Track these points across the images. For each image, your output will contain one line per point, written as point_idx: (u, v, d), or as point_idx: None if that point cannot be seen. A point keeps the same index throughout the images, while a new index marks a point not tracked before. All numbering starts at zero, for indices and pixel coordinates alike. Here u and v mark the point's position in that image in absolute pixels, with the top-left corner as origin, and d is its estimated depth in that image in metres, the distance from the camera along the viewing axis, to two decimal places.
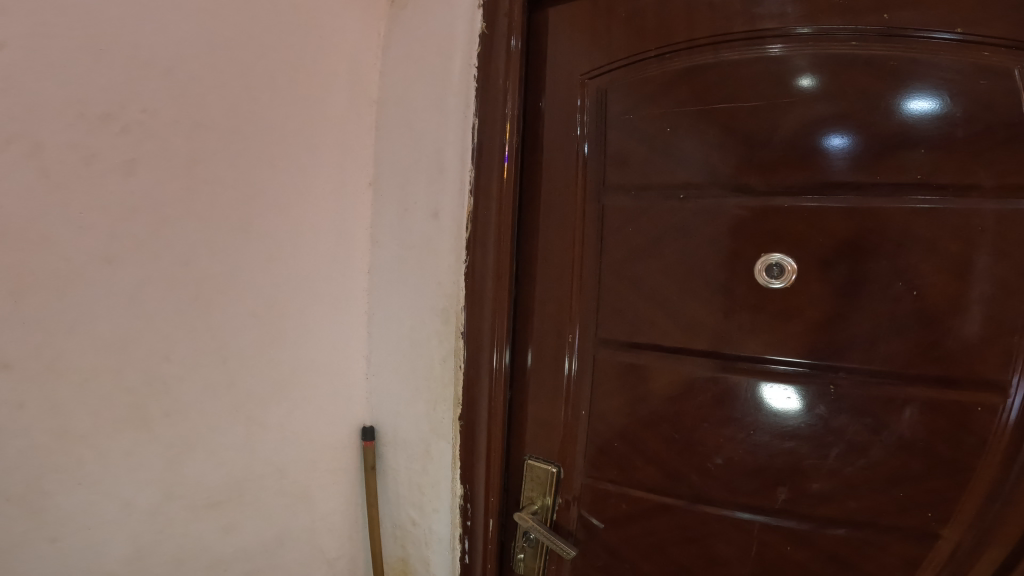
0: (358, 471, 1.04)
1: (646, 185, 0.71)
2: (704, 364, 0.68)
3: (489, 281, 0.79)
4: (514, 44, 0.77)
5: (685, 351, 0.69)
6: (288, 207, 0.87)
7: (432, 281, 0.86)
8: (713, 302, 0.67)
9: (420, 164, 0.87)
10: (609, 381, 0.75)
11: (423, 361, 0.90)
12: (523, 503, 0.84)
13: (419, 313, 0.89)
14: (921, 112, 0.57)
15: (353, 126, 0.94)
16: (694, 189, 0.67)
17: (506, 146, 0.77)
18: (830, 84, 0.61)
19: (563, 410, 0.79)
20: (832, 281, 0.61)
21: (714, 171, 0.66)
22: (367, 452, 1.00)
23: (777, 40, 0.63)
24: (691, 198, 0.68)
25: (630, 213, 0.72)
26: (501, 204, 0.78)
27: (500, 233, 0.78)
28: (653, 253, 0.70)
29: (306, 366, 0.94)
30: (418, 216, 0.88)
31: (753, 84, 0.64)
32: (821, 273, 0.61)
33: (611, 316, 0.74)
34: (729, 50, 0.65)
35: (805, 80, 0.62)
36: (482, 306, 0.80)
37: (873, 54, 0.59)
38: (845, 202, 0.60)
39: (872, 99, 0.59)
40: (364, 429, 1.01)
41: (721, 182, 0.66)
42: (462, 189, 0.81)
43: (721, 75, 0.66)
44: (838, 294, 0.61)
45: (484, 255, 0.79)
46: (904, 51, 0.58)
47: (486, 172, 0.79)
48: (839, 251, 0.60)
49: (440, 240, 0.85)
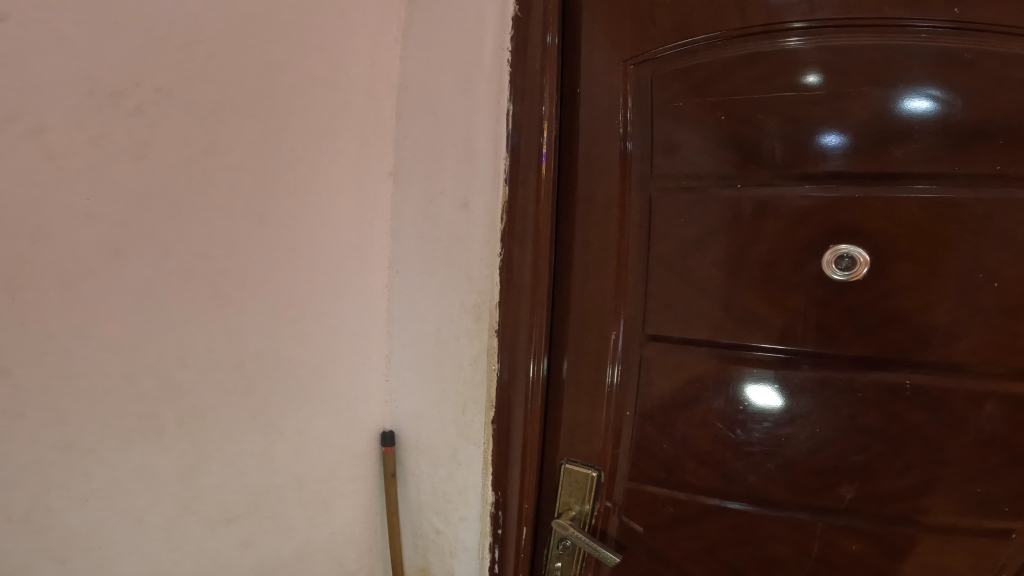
0: (378, 479, 1.00)
1: (701, 175, 0.68)
2: (767, 363, 0.66)
3: (526, 276, 0.75)
4: (551, 40, 0.74)
5: (743, 348, 0.67)
6: (307, 202, 0.83)
7: (462, 276, 0.82)
8: (774, 297, 0.65)
9: (448, 153, 0.83)
10: (659, 381, 0.72)
11: (450, 361, 0.86)
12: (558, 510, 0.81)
13: (447, 310, 0.85)
14: (918, 111, 0.58)
15: (372, 115, 0.89)
16: (753, 179, 0.65)
17: (544, 136, 0.74)
18: (831, 82, 0.61)
19: (604, 412, 0.76)
20: (909, 274, 0.60)
21: (776, 160, 0.64)
22: (387, 459, 0.96)
23: (795, 32, 0.62)
24: (748, 188, 0.65)
25: (681, 206, 0.69)
26: (540, 196, 0.74)
27: (538, 227, 0.75)
28: (706, 246, 0.68)
29: (326, 368, 0.90)
30: (445, 209, 0.84)
31: (772, 78, 0.64)
32: (896, 265, 0.60)
33: (659, 310, 0.71)
34: (748, 42, 0.65)
35: (811, 77, 0.62)
36: (518, 303, 0.76)
37: (905, 46, 0.59)
38: (925, 192, 0.59)
39: (887, 93, 0.59)
40: (384, 434, 0.97)
41: (722, 176, 0.67)
42: (497, 178, 0.76)
43: (743, 67, 0.65)
44: (915, 288, 0.59)
45: (522, 250, 0.75)
46: (926, 45, 0.58)
47: (523, 163, 0.75)
48: (916, 242, 0.59)
49: (471, 233, 0.80)
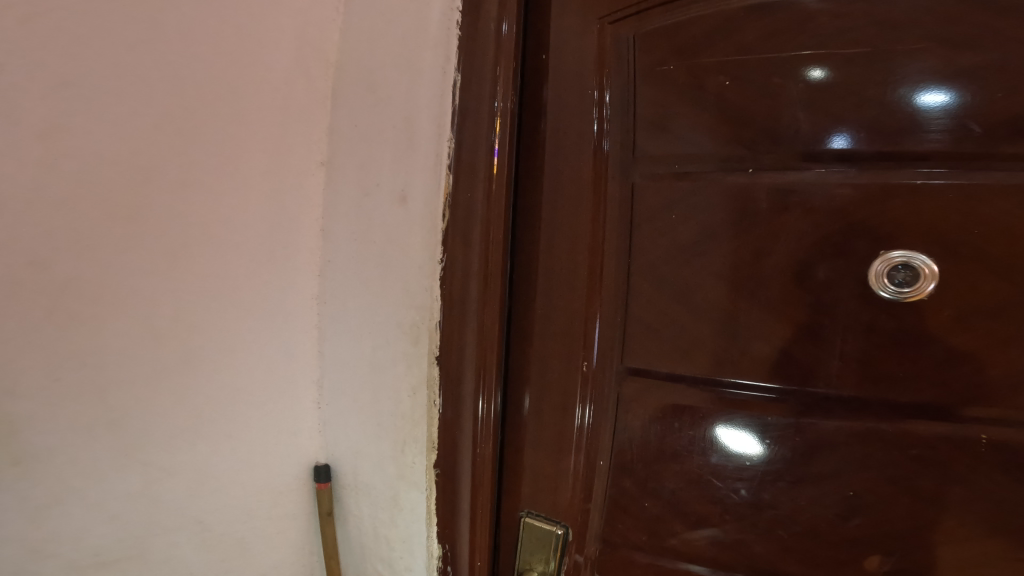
0: (313, 517, 0.84)
1: (697, 165, 0.53)
2: (784, 409, 0.51)
3: (471, 291, 0.59)
4: (505, 31, 0.58)
5: (750, 389, 0.52)
6: (201, 197, 0.66)
7: (397, 287, 0.65)
8: (793, 323, 0.50)
9: (386, 137, 0.67)
10: (638, 424, 0.57)
11: (387, 391, 0.70)
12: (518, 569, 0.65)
13: (378, 329, 0.68)
14: (929, 108, 0.45)
15: (297, 92, 0.72)
16: (769, 164, 0.50)
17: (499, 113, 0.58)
18: (864, 39, 0.46)
19: (569, 458, 0.61)
20: (995, 291, 0.44)
21: (795, 145, 0.49)
22: (320, 496, 0.80)
23: None
24: (763, 172, 0.50)
25: (676, 199, 0.54)
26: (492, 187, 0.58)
27: (488, 230, 0.58)
28: (704, 255, 0.53)
29: (233, 397, 0.74)
30: (380, 203, 0.67)
31: (782, 35, 0.49)
32: (978, 277, 0.44)
33: (643, 335, 0.56)
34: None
35: (828, 45, 0.47)
36: (462, 322, 0.60)
37: None
38: (1015, 177, 0.43)
39: (954, 51, 0.44)
40: (318, 469, 0.81)
41: (719, 156, 0.52)
42: (439, 165, 0.60)
43: (748, 22, 0.50)
44: (1003, 310, 0.44)
45: (467, 255, 0.59)
46: None
47: (471, 146, 0.59)
48: (1008, 249, 0.43)
49: (407, 233, 0.63)
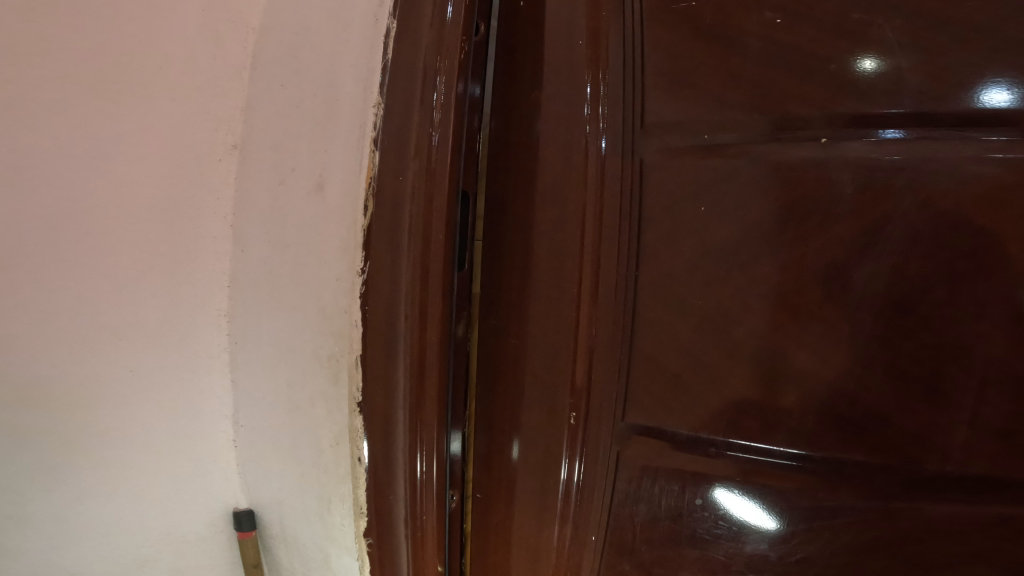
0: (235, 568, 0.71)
1: (729, 144, 0.39)
2: (866, 491, 0.37)
3: (401, 318, 0.41)
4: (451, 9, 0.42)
5: (810, 459, 0.37)
6: (35, 190, 0.52)
7: (311, 308, 0.49)
8: (880, 369, 0.35)
9: (306, 109, 0.51)
10: (643, 494, 0.42)
11: (308, 436, 0.55)
12: None
13: (298, 359, 0.52)
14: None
15: (202, 57, 0.58)
16: (847, 123, 0.37)
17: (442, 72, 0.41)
18: None
19: (547, 533, 0.45)
20: None
21: (880, 120, 0.36)
22: (244, 546, 0.67)
23: None
24: (839, 136, 0.37)
25: (705, 184, 0.40)
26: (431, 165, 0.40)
27: (426, 233, 0.40)
28: (746, 271, 0.38)
29: (129, 424, 0.62)
30: (294, 196, 0.50)
31: None
32: None
33: (652, 374, 0.41)
34: None
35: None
36: (391, 358, 0.42)
37: None
38: None
39: None
40: (238, 515, 0.67)
41: (771, 119, 0.38)
42: (364, 140, 0.43)
43: None
44: None
45: (396, 263, 0.41)
46: None
47: (399, 114, 0.41)
48: None
49: (321, 237, 0.47)
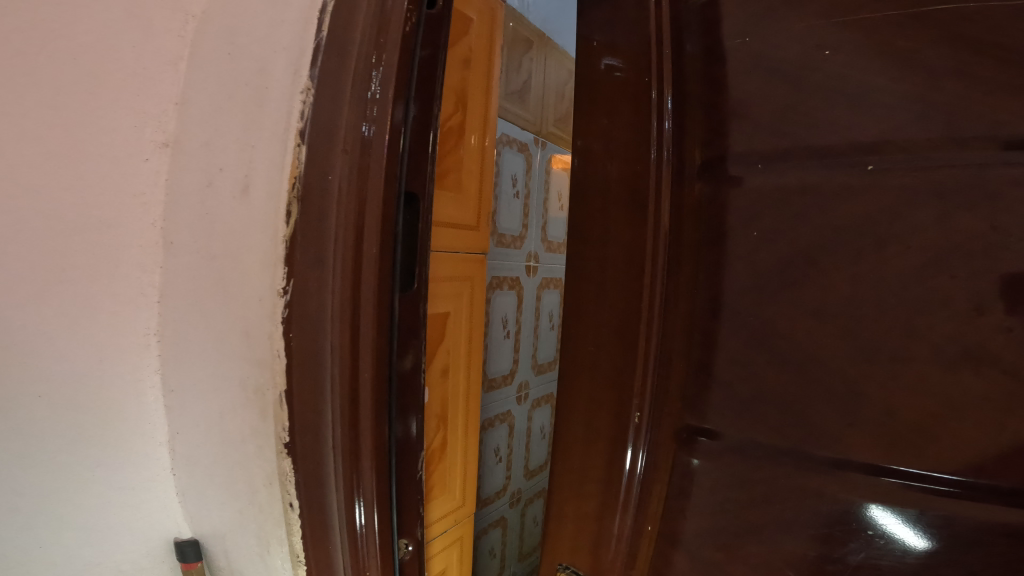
0: None
1: (824, 183, 0.44)
2: (979, 515, 0.39)
3: (327, 345, 0.35)
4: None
5: (939, 485, 0.40)
6: None
7: (236, 331, 0.43)
8: (935, 400, 0.40)
9: (236, 96, 0.44)
10: (729, 492, 0.49)
11: (239, 470, 0.48)
12: None
13: (228, 385, 0.46)
14: None
15: (123, 47, 0.50)
16: (921, 150, 0.40)
17: (379, 56, 0.34)
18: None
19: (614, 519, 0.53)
20: None
21: (947, 154, 0.39)
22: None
23: None
24: (889, 165, 0.41)
25: (812, 228, 0.44)
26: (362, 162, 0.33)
27: (356, 246, 0.33)
28: (877, 306, 0.42)
29: (31, 469, 0.50)
30: (219, 198, 0.43)
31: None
32: None
33: (730, 393, 0.48)
34: None
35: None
36: (319, 388, 0.37)
37: None
38: None
39: None
40: (181, 545, 0.59)
41: (863, 155, 0.42)
42: (288, 133, 0.36)
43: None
44: None
45: (321, 281, 0.34)
46: None
47: (330, 100, 0.35)
48: None
49: (243, 247, 0.40)
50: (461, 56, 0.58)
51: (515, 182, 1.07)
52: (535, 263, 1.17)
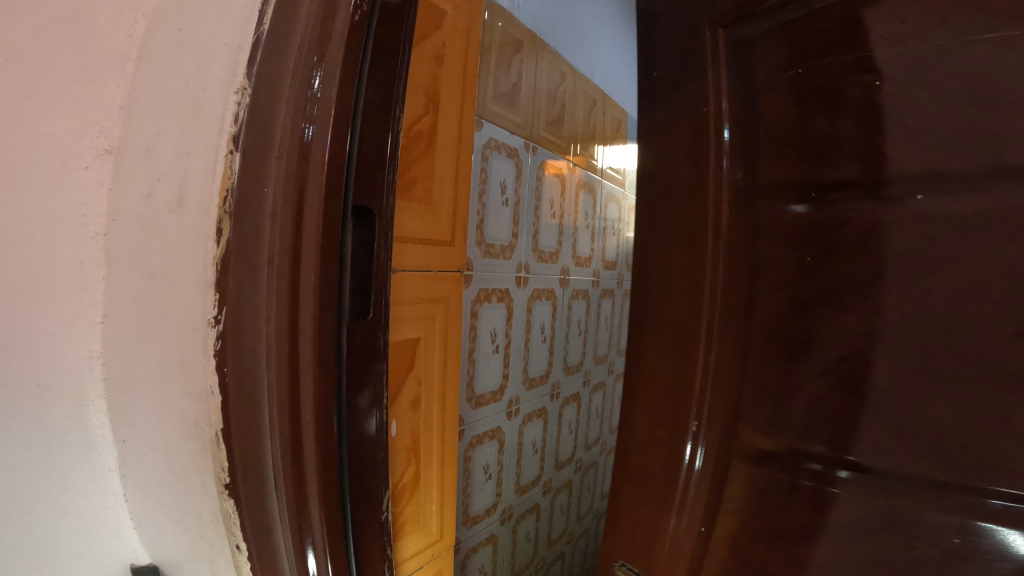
0: None
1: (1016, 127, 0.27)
2: None
3: (263, 386, 0.30)
4: None
5: None
6: None
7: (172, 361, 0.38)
8: None
9: (176, 97, 0.38)
10: (841, 533, 0.35)
11: (189, 507, 0.43)
12: None
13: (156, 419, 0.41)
14: None
15: (63, 47, 0.41)
16: None
17: (320, 57, 0.29)
18: None
19: (671, 516, 0.42)
20: None
21: None
22: None
23: None
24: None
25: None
26: (298, 174, 0.29)
27: (294, 273, 0.29)
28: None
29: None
30: (158, 211, 0.38)
31: None
32: None
33: (856, 405, 0.34)
34: None
35: None
36: (257, 433, 0.32)
37: None
38: None
39: None
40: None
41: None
42: (221, 137, 0.33)
43: None
44: None
45: (253, 311, 0.30)
46: None
47: (267, 99, 0.30)
48: None
49: (177, 269, 0.34)
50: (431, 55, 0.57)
51: (505, 189, 1.03)
52: (526, 273, 1.13)
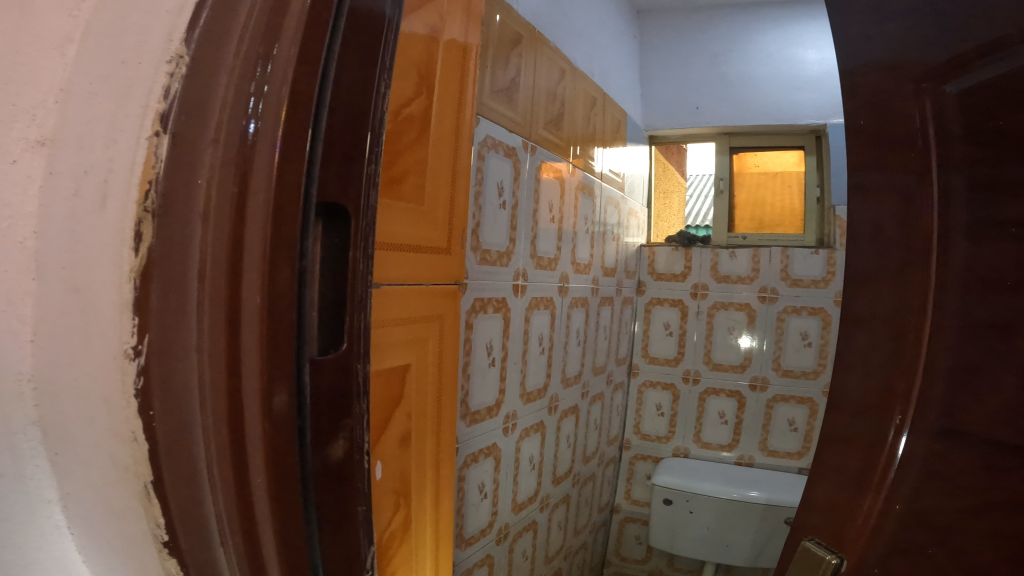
0: None
1: None
2: None
3: (198, 439, 0.23)
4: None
5: None
6: None
7: (87, 403, 0.30)
8: None
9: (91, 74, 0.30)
10: None
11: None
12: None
13: (76, 475, 0.31)
14: None
15: None
16: None
17: (270, 44, 0.23)
18: None
19: (873, 494, 0.34)
20: None
21: None
22: None
23: None
24: None
25: None
26: (242, 186, 0.22)
27: (234, 302, 0.22)
28: None
29: None
30: (67, 211, 0.29)
31: None
32: None
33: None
34: None
35: None
36: (199, 507, 0.25)
37: None
38: None
39: None
40: None
41: None
42: (151, 133, 0.27)
43: None
44: None
45: (186, 358, 0.23)
46: None
47: (206, 72, 0.24)
48: None
49: (103, 288, 0.28)
50: (425, 40, 0.51)
51: (502, 191, 0.96)
52: (523, 281, 1.06)
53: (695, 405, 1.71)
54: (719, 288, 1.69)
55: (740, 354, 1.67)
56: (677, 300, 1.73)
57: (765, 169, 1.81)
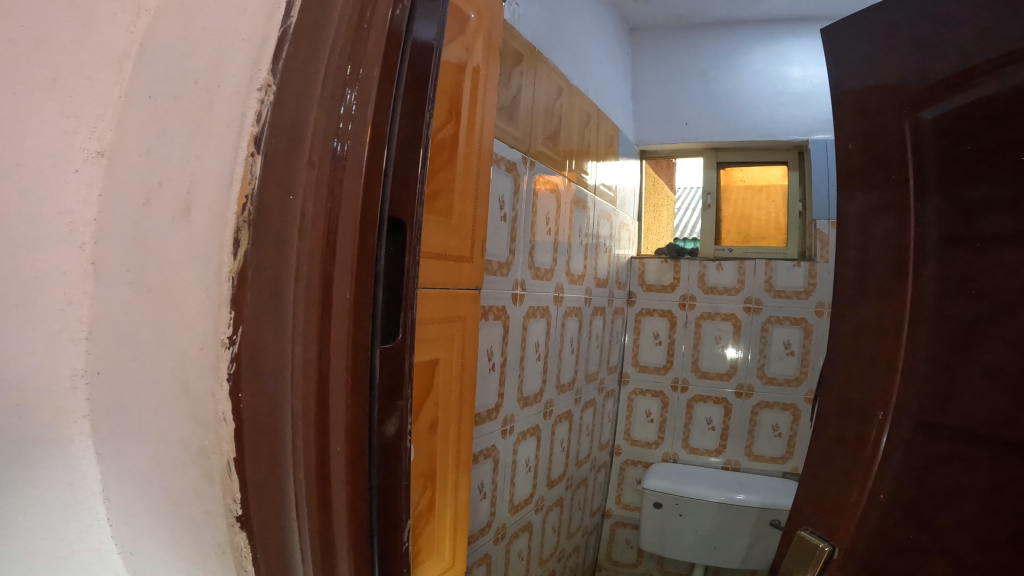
0: None
1: None
2: None
3: (285, 415, 0.28)
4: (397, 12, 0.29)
5: None
6: None
7: (151, 388, 0.34)
8: None
9: (159, 94, 0.34)
10: (901, 461, 0.44)
11: (150, 549, 0.37)
12: (804, 551, 0.49)
13: (133, 450, 0.35)
14: None
15: None
16: None
17: (355, 69, 0.28)
18: None
19: (858, 489, 0.46)
20: None
21: None
22: None
23: None
24: None
25: None
26: (332, 191, 0.27)
27: (325, 287, 0.27)
28: None
29: None
30: (141, 218, 0.33)
31: None
32: None
33: (974, 377, 0.40)
34: None
35: None
36: (275, 469, 0.28)
37: None
38: None
39: None
40: None
41: None
42: (239, 138, 0.30)
43: None
44: None
45: (279, 333, 0.27)
46: None
47: (292, 97, 0.28)
48: None
49: (178, 286, 0.32)
50: (454, 66, 0.56)
51: (504, 204, 1.01)
52: (521, 291, 1.10)
53: (683, 412, 1.76)
54: (706, 299, 1.75)
55: (725, 362, 1.73)
56: (666, 310, 1.78)
57: (751, 183, 1.87)
